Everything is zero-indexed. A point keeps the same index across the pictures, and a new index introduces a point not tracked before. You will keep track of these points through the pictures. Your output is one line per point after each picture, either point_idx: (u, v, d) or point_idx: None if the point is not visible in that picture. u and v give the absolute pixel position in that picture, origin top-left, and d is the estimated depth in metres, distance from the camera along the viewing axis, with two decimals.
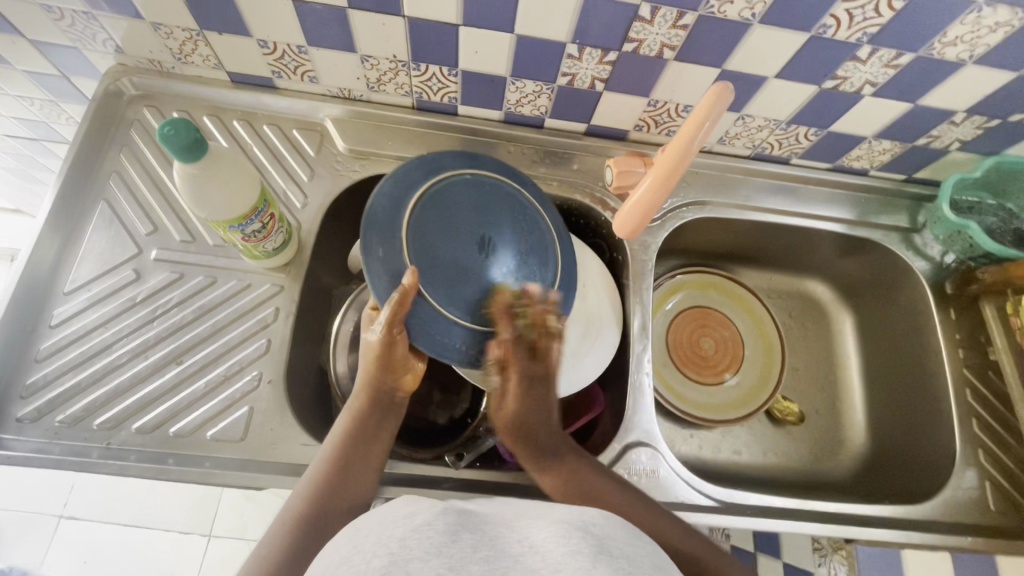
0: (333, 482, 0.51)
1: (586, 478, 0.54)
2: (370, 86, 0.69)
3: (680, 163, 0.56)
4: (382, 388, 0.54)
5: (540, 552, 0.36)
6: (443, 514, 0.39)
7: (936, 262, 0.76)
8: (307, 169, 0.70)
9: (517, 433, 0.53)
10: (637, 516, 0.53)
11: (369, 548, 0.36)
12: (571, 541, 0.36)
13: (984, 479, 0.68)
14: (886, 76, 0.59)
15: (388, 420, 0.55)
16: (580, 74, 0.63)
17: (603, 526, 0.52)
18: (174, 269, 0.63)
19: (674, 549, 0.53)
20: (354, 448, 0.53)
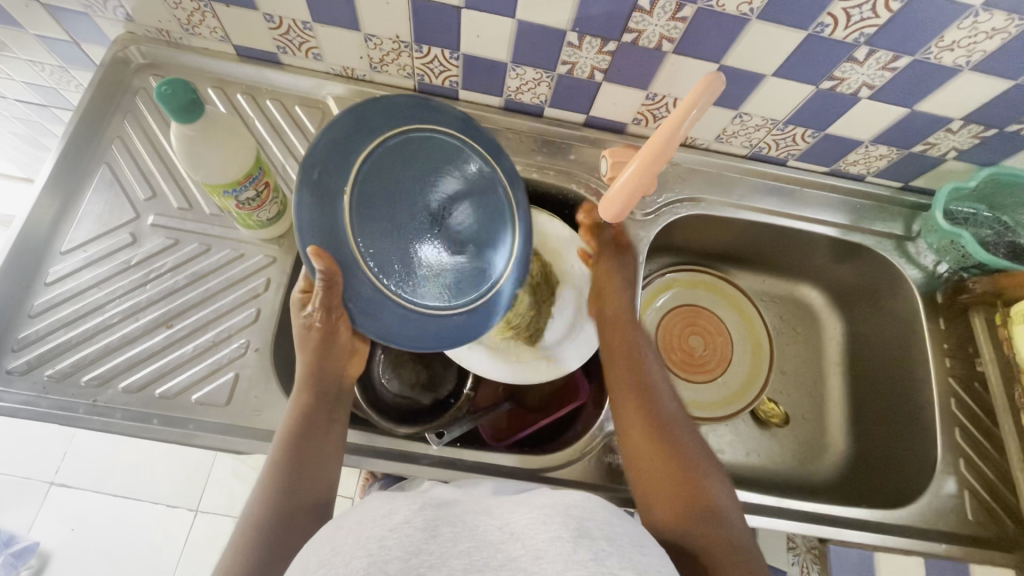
0: (292, 479, 0.50)
1: (654, 396, 0.57)
2: (373, 66, 0.69)
3: (664, 153, 0.55)
4: (322, 381, 0.55)
5: (521, 541, 0.36)
6: (423, 507, 0.39)
7: (928, 272, 0.76)
8: (306, 145, 0.71)
9: (638, 373, 0.59)
10: (683, 436, 0.54)
11: (348, 546, 0.36)
12: (552, 526, 0.37)
13: (964, 487, 0.67)
14: (883, 79, 0.59)
15: (331, 413, 0.55)
16: (580, 63, 0.64)
17: (650, 433, 0.54)
18: (170, 235, 0.64)
19: (712, 493, 0.51)
20: (303, 445, 0.52)
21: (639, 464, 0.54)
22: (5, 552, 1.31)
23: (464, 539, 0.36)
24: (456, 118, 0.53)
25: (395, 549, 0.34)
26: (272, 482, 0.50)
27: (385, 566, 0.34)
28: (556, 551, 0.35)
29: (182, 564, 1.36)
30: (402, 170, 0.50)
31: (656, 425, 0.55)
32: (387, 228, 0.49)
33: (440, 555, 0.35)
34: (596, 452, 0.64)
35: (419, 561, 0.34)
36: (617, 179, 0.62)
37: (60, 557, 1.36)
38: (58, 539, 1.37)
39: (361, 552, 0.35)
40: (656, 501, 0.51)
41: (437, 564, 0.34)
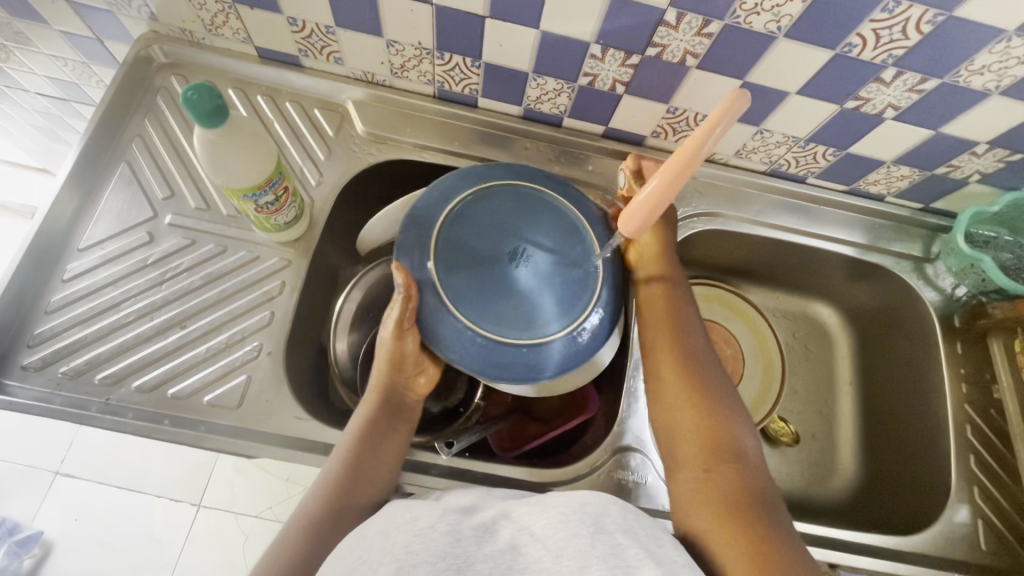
0: (342, 491, 0.52)
1: (699, 371, 0.56)
2: (394, 72, 0.69)
3: (691, 164, 0.47)
4: (391, 401, 0.57)
5: (538, 548, 0.39)
6: (445, 513, 0.42)
7: (946, 294, 0.75)
8: (324, 148, 0.71)
9: (679, 341, 0.57)
10: (722, 409, 0.53)
11: (379, 551, 0.38)
12: (569, 528, 0.40)
13: (978, 516, 0.66)
14: (909, 101, 0.59)
15: (392, 434, 0.56)
16: (601, 76, 0.63)
17: (687, 399, 0.54)
18: (186, 235, 0.64)
19: (743, 461, 0.51)
20: (360, 460, 0.53)
21: (675, 431, 0.54)
22: (9, 540, 1.32)
23: (486, 545, 0.39)
24: (544, 176, 0.59)
25: (423, 553, 0.37)
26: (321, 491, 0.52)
27: (415, 568, 0.36)
28: (570, 558, 0.38)
29: (183, 558, 1.37)
30: (494, 218, 0.54)
31: (700, 399, 0.54)
32: (471, 265, 0.53)
33: (466, 559, 0.37)
34: (608, 467, 0.63)
35: (447, 564, 0.37)
36: (637, 194, 0.52)
37: (62, 546, 1.37)
38: (61, 528, 1.38)
39: (391, 556, 0.37)
40: (684, 468, 0.52)
41: (465, 567, 0.37)
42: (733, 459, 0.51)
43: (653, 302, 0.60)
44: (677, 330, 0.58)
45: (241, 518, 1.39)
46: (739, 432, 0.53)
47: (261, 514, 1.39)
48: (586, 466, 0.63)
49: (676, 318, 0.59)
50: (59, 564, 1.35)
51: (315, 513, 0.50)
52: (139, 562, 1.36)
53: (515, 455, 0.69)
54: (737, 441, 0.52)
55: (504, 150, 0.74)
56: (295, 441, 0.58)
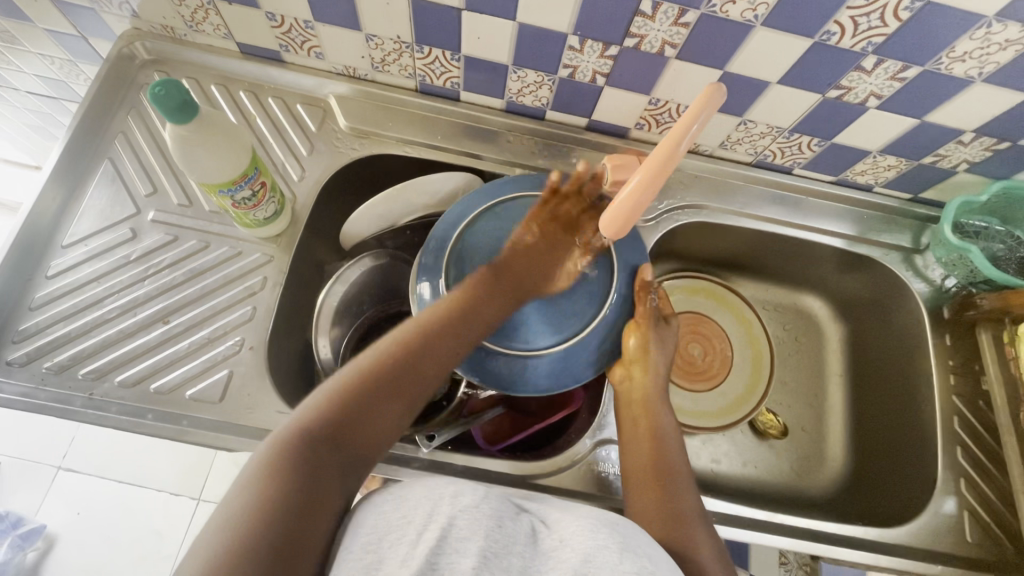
0: (365, 407, 0.47)
1: (657, 412, 0.57)
2: (375, 66, 0.69)
3: (671, 161, 0.45)
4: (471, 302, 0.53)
5: (573, 545, 0.36)
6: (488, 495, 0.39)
7: (935, 286, 0.75)
8: (307, 144, 0.71)
9: (644, 397, 0.57)
10: (671, 445, 0.55)
11: (420, 514, 0.37)
12: (600, 537, 0.37)
13: (963, 508, 0.66)
14: (892, 89, 0.58)
15: (442, 358, 0.52)
16: (581, 67, 0.63)
17: (641, 431, 0.56)
18: (169, 231, 0.65)
19: (682, 488, 0.52)
20: (393, 375, 0.49)
21: (628, 452, 0.56)
22: (12, 534, 1.35)
23: (520, 541, 0.36)
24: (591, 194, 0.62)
25: (466, 530, 0.35)
26: (341, 400, 0.47)
27: (456, 543, 0.35)
28: (605, 558, 0.35)
29: (183, 550, 1.39)
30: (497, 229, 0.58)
31: (654, 440, 0.55)
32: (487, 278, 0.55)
33: (504, 546, 0.35)
34: (589, 459, 0.63)
35: (485, 546, 0.35)
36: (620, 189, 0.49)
37: (65, 539, 1.39)
38: (63, 522, 1.40)
39: (434, 527, 0.36)
40: (630, 481, 0.54)
41: (502, 553, 0.35)
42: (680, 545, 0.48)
43: (630, 389, 0.58)
44: (658, 435, 0.56)
45: None
46: (694, 531, 0.50)
47: None
48: (567, 459, 0.63)
49: (650, 418, 0.57)
50: (63, 557, 1.38)
51: (327, 426, 0.46)
52: (140, 556, 1.38)
53: (500, 448, 0.69)
54: (691, 534, 0.49)
55: (487, 143, 0.74)
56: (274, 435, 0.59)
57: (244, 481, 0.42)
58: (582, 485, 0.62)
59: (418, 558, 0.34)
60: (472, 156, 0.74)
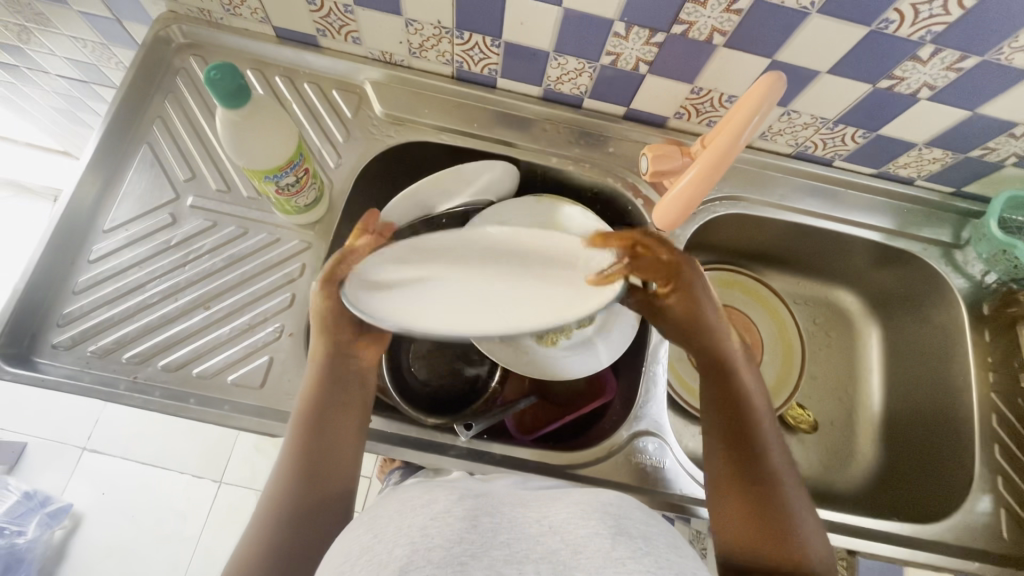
0: (306, 473, 0.51)
1: (745, 396, 0.55)
2: (412, 52, 0.69)
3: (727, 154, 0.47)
4: (340, 354, 0.54)
5: (560, 538, 0.37)
6: (462, 499, 0.40)
7: (975, 281, 0.74)
8: (343, 131, 0.71)
9: (732, 379, 0.56)
10: (764, 429, 0.53)
11: (390, 534, 0.37)
12: (590, 525, 0.38)
13: (1000, 506, 0.66)
14: (946, 80, 0.56)
15: (357, 383, 0.56)
16: (624, 55, 0.62)
17: (732, 420, 0.54)
18: (207, 217, 0.65)
19: (780, 475, 0.51)
20: (317, 428, 0.52)
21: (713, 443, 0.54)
22: (41, 512, 1.37)
23: (504, 530, 0.37)
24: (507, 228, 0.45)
25: (438, 536, 0.36)
26: (288, 466, 0.51)
27: (429, 554, 0.35)
28: (595, 547, 0.36)
29: (206, 531, 1.42)
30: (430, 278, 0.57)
31: (748, 425, 0.53)
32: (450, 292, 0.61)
33: (482, 545, 0.36)
34: (626, 450, 0.63)
35: (462, 551, 0.35)
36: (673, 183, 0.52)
37: (90, 519, 1.42)
38: (88, 502, 1.43)
39: (403, 541, 0.36)
40: (724, 477, 0.52)
41: (480, 553, 0.35)
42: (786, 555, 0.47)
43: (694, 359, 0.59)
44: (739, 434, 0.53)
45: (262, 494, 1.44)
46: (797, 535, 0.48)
47: None
48: (601, 450, 0.63)
49: (743, 402, 0.54)
50: (89, 535, 1.41)
51: (285, 485, 0.50)
52: (163, 536, 1.41)
53: (533, 438, 0.69)
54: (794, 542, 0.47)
55: (523, 132, 0.73)
56: None
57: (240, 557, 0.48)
58: (618, 475, 0.62)
59: (396, 560, 0.35)
60: (508, 144, 0.73)
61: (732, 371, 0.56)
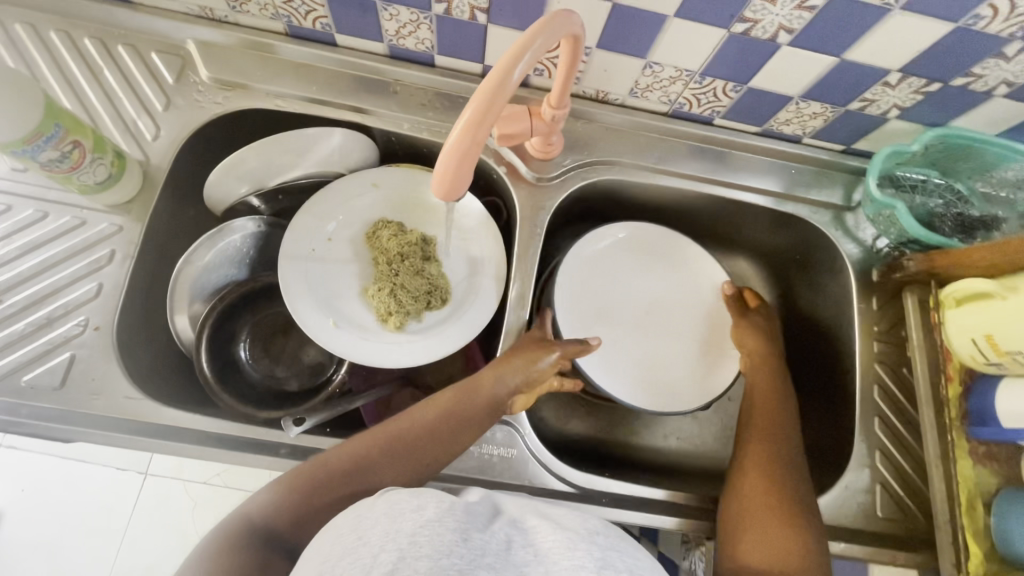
0: (397, 448, 0.51)
1: (788, 482, 0.54)
2: (231, 6, 0.61)
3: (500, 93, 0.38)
4: (508, 390, 0.56)
5: (546, 563, 0.33)
6: (454, 507, 0.35)
7: (866, 247, 0.69)
8: (163, 99, 0.63)
9: (761, 459, 0.57)
10: (799, 495, 0.53)
11: (376, 537, 0.33)
12: (576, 556, 0.33)
13: (876, 482, 0.63)
14: (801, 21, 0.50)
15: (494, 408, 0.55)
16: (454, 1, 0.55)
17: (767, 488, 0.54)
18: (1, 199, 0.58)
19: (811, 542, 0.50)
20: (437, 422, 0.53)
21: (751, 516, 0.52)
22: None
23: (496, 552, 0.33)
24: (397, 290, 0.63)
25: (426, 546, 0.32)
26: (397, 431, 0.52)
27: (416, 563, 0.31)
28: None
29: (133, 524, 1.38)
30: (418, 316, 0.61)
31: (775, 496, 0.53)
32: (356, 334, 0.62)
33: (472, 562, 0.32)
34: (469, 441, 0.58)
35: (451, 565, 0.31)
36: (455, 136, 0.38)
37: (12, 516, 1.38)
38: (9, 500, 1.39)
39: (390, 545, 0.32)
40: (748, 525, 0.52)
41: (468, 571, 0.31)
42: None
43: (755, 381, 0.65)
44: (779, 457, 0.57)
45: (189, 484, 1.40)
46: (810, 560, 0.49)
47: (208, 480, 1.40)
48: None
49: (784, 488, 0.54)
50: (11, 533, 1.37)
51: (376, 444, 0.50)
52: (90, 531, 1.38)
53: None
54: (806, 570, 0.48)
55: (372, 95, 0.66)
56: (124, 423, 0.54)
57: (259, 496, 0.47)
58: (462, 469, 0.57)
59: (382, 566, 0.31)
60: (354, 109, 0.66)
61: (761, 443, 0.58)
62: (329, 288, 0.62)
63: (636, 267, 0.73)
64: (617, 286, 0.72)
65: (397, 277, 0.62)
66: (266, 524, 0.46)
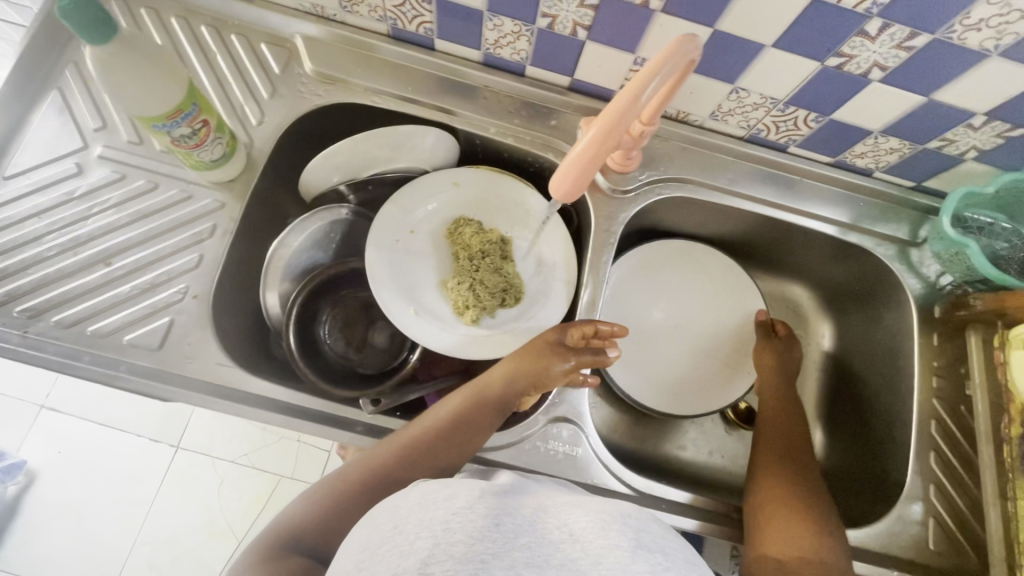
0: (409, 455, 0.52)
1: (805, 487, 0.59)
2: (343, 6, 0.64)
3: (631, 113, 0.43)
4: (517, 391, 0.57)
5: (580, 543, 0.33)
6: (485, 492, 0.36)
7: (929, 282, 0.70)
8: (269, 87, 0.67)
9: (779, 466, 0.62)
10: (817, 501, 0.57)
11: (410, 525, 0.34)
12: (610, 535, 0.33)
13: (930, 515, 0.63)
14: (897, 60, 0.52)
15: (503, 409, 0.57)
16: (560, 17, 0.58)
17: (787, 489, 0.58)
18: (117, 168, 0.62)
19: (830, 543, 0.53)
20: (447, 426, 0.54)
21: (771, 514, 0.57)
22: None
23: (527, 531, 0.33)
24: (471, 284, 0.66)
25: (459, 532, 0.32)
26: (409, 438, 0.53)
27: (450, 548, 0.32)
28: (613, 559, 0.32)
29: (160, 495, 1.41)
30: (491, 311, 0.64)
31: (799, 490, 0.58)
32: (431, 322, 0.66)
33: (504, 544, 0.32)
34: (537, 436, 0.60)
35: (483, 548, 0.32)
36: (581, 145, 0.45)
37: (45, 476, 1.41)
38: (44, 460, 1.42)
39: (425, 532, 0.33)
40: (767, 524, 0.56)
41: (501, 554, 0.32)
42: (811, 562, 0.52)
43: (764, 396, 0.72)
44: (788, 457, 0.63)
45: (217, 461, 1.43)
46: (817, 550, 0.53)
47: (237, 459, 1.43)
48: (516, 434, 0.60)
49: (801, 490, 0.58)
50: (43, 493, 1.40)
51: (392, 452, 0.52)
52: (117, 497, 1.40)
53: None
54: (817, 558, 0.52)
55: (461, 99, 0.69)
56: (215, 388, 0.57)
57: (289, 513, 0.50)
58: (528, 461, 0.59)
59: (415, 553, 0.32)
60: (444, 111, 0.69)
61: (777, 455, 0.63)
62: (410, 277, 0.65)
63: (683, 282, 0.81)
64: (663, 298, 0.81)
65: (476, 272, 0.65)
66: (295, 538, 0.47)
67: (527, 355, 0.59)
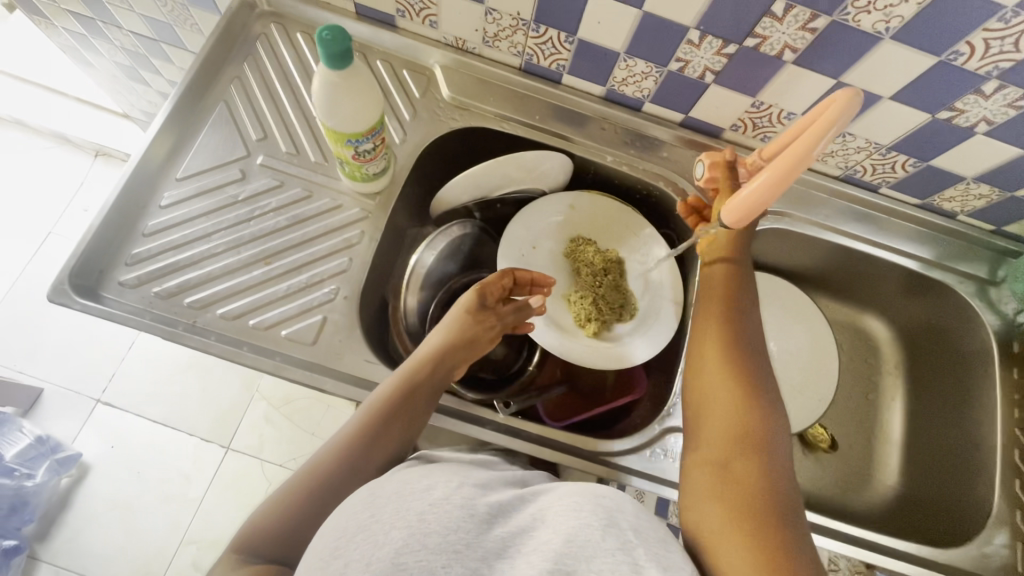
0: (364, 439, 0.53)
1: (766, 476, 0.47)
2: (486, 41, 0.71)
3: (791, 173, 0.49)
4: (452, 357, 0.60)
5: (553, 526, 0.38)
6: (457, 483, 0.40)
7: (1007, 320, 0.75)
8: (410, 109, 0.73)
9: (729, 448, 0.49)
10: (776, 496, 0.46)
11: (386, 514, 0.37)
12: (581, 516, 0.38)
13: (1016, 540, 0.67)
14: (1005, 116, 0.59)
15: (442, 377, 0.59)
16: (693, 63, 0.64)
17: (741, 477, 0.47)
18: (276, 176, 0.67)
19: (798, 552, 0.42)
20: (394, 403, 0.55)
21: (713, 515, 0.46)
22: (50, 458, 1.31)
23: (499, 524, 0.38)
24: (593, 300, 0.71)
25: (432, 521, 0.36)
26: (361, 422, 0.54)
27: (424, 537, 0.35)
28: (586, 536, 0.37)
29: (206, 497, 1.34)
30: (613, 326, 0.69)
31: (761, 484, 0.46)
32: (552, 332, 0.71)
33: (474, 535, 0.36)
34: (656, 444, 0.64)
35: (455, 539, 0.35)
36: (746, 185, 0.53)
37: (98, 471, 1.34)
38: (97, 453, 1.36)
39: (400, 523, 0.36)
40: (725, 531, 0.44)
41: (472, 543, 0.36)
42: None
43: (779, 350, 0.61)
44: (740, 437, 0.49)
45: (266, 465, 1.38)
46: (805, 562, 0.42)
47: (286, 463, 1.39)
48: (638, 440, 0.64)
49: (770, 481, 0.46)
50: (96, 487, 1.33)
51: (349, 438, 0.53)
52: (167, 495, 1.34)
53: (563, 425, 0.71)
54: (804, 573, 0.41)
55: (580, 129, 0.76)
56: (364, 382, 0.61)
57: (253, 524, 0.49)
58: (648, 467, 0.63)
59: (391, 542, 0.35)
60: (565, 139, 0.75)
61: (737, 437, 0.50)
62: None
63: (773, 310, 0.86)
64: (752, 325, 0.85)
65: (599, 288, 0.71)
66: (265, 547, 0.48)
67: (452, 324, 0.61)
